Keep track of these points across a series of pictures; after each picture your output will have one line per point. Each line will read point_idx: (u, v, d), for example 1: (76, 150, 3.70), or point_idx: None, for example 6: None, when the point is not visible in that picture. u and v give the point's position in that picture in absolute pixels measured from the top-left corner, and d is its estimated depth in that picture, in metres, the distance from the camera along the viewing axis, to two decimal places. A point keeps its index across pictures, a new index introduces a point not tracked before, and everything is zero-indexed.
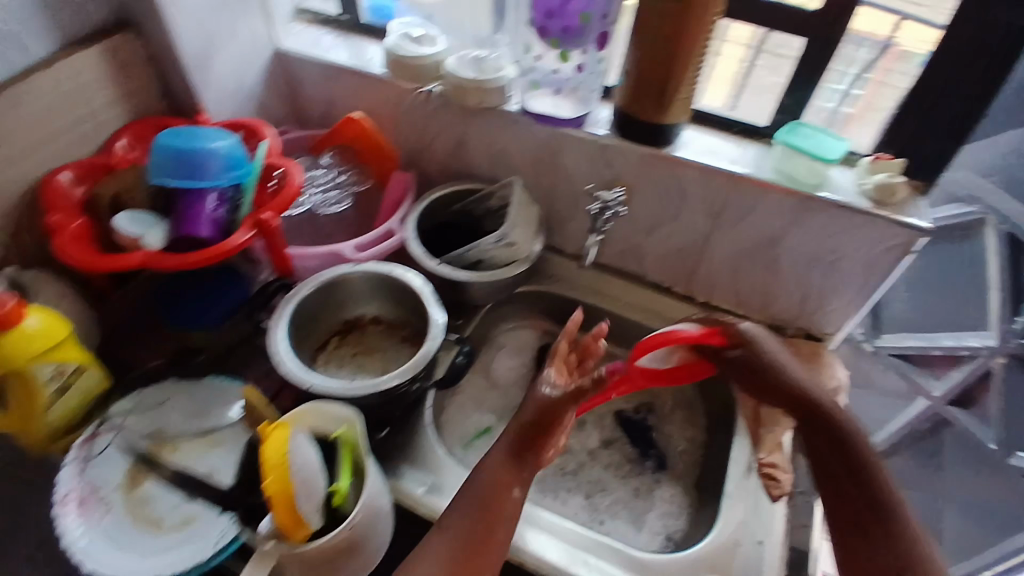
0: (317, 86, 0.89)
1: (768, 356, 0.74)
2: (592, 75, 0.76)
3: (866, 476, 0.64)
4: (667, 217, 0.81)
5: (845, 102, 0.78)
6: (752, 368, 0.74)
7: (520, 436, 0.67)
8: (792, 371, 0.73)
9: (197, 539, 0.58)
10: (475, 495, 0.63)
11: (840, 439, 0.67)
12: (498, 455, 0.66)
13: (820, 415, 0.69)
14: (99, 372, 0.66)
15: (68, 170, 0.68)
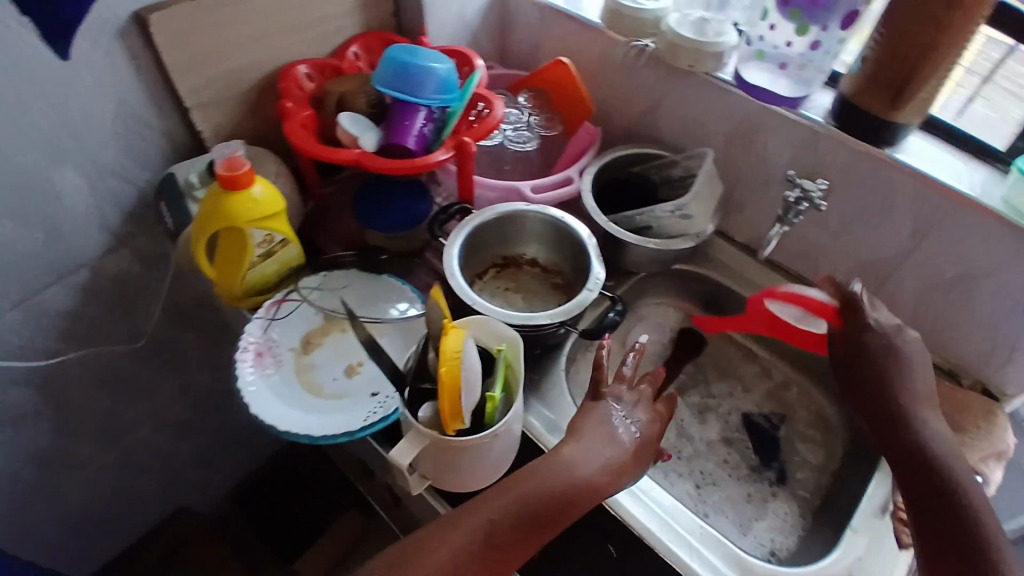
0: (529, 28, 0.93)
1: (886, 362, 0.66)
2: (825, 54, 0.73)
3: (968, 512, 0.55)
4: (862, 224, 0.74)
5: None
6: (877, 374, 0.66)
7: (608, 455, 0.57)
8: (914, 388, 0.64)
9: (349, 412, 0.66)
10: (537, 502, 0.53)
11: (948, 471, 0.58)
12: (582, 464, 0.56)
13: (930, 442, 0.60)
14: (298, 250, 0.74)
15: (305, 65, 0.77)
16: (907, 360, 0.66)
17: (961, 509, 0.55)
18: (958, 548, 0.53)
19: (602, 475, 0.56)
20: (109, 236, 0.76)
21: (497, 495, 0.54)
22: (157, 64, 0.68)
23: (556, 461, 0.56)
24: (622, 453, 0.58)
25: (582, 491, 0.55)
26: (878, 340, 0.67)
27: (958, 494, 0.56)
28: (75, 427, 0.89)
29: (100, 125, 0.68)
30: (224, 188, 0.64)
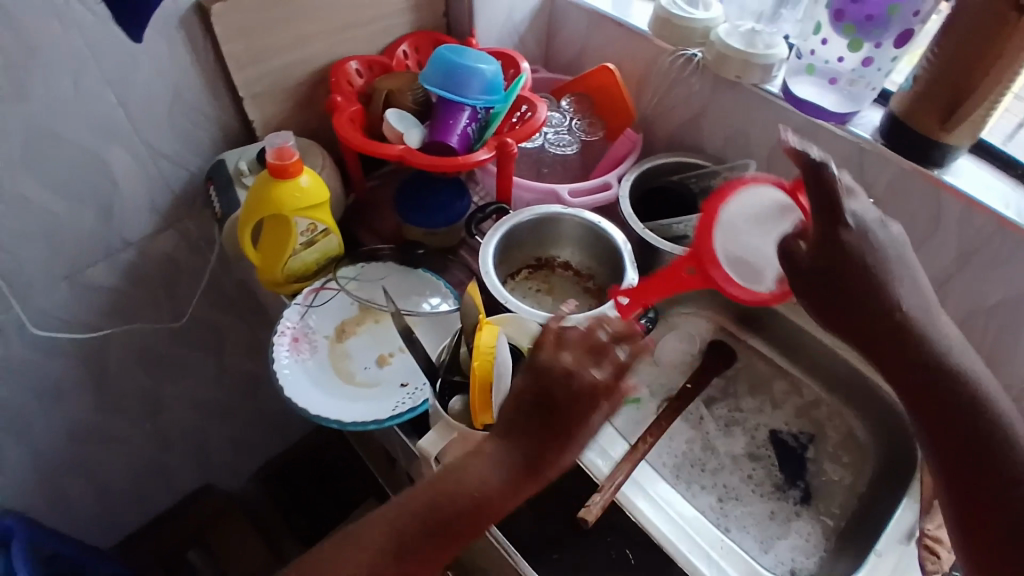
0: (576, 34, 0.94)
1: (872, 266, 0.50)
2: (877, 71, 0.72)
3: (995, 425, 0.48)
4: (905, 244, 0.73)
5: None
6: (872, 286, 0.49)
7: (529, 450, 0.48)
8: (903, 289, 0.50)
9: (380, 401, 0.67)
10: (441, 512, 0.48)
11: (961, 382, 0.49)
12: (487, 474, 0.48)
13: (934, 347, 0.49)
14: (338, 240, 0.76)
15: (357, 61, 0.79)
16: (884, 259, 0.50)
17: (983, 432, 0.48)
18: (993, 481, 0.47)
19: (520, 477, 0.48)
20: (157, 217, 0.79)
21: (398, 518, 0.49)
22: (215, 54, 0.71)
23: (465, 466, 0.49)
24: (547, 444, 0.48)
25: (492, 501, 0.48)
26: (859, 243, 0.50)
27: (979, 410, 0.48)
28: (113, 400, 0.92)
29: (157, 110, 0.71)
30: (272, 176, 0.66)
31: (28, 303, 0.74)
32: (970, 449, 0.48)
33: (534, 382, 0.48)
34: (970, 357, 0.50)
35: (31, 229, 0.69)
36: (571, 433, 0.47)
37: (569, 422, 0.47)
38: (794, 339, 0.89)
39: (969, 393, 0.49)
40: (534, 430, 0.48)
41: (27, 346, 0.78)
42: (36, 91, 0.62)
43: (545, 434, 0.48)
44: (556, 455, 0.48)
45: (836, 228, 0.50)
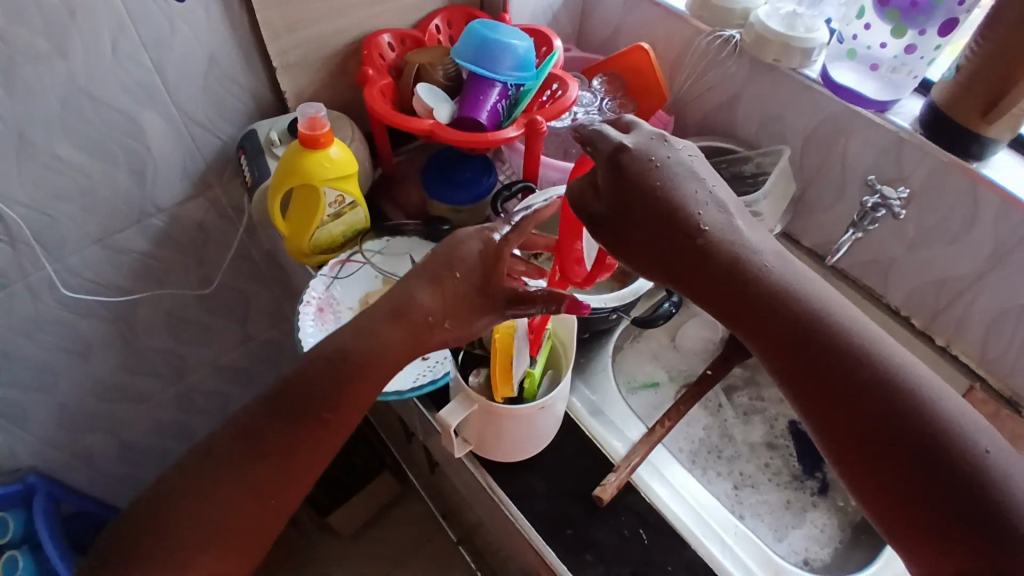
0: (612, 12, 0.92)
1: (670, 199, 0.49)
2: (919, 60, 0.70)
3: (837, 338, 0.43)
4: (938, 238, 0.71)
5: None
6: (667, 219, 0.49)
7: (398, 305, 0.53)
8: (699, 206, 0.49)
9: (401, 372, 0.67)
10: (309, 388, 0.50)
11: (802, 304, 0.45)
12: (354, 340, 0.52)
13: (755, 269, 0.46)
14: (365, 214, 0.76)
15: (389, 34, 0.79)
16: (679, 188, 0.50)
17: (830, 346, 0.43)
18: (879, 421, 0.41)
19: (396, 322, 0.52)
20: (187, 184, 0.80)
21: (271, 408, 0.51)
22: (250, 22, 0.71)
23: (333, 338, 0.52)
24: (421, 286, 0.53)
25: (370, 358, 0.51)
26: (644, 181, 0.50)
27: (839, 345, 0.43)
28: (138, 364, 0.95)
29: (191, 76, 0.71)
30: (303, 146, 0.67)
31: (61, 263, 0.76)
32: (849, 398, 0.42)
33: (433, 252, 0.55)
34: (811, 284, 0.46)
35: (65, 190, 0.71)
36: (449, 272, 0.53)
37: (457, 261, 0.53)
38: None
39: (821, 327, 0.44)
40: (425, 281, 0.53)
41: (58, 306, 0.80)
42: (74, 53, 0.63)
43: (422, 280, 0.53)
44: (426, 291, 0.53)
45: (624, 167, 0.50)
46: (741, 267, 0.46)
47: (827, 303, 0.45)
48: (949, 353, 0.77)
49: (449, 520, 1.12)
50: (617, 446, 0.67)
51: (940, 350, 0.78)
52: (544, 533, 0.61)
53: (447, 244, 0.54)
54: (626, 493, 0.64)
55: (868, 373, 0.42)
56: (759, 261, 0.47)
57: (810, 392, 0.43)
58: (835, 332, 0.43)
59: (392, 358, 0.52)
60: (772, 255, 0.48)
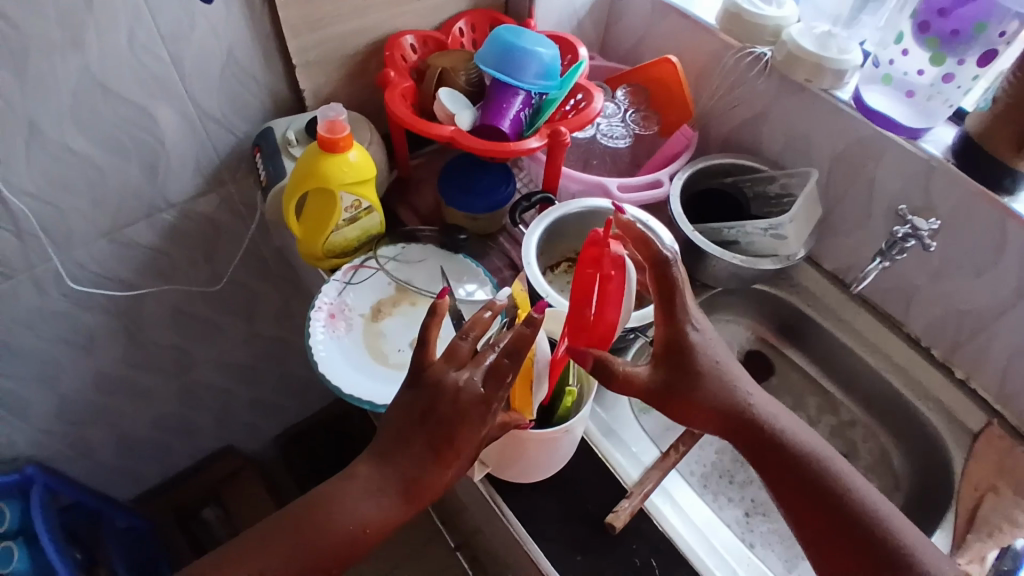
0: (638, 22, 0.91)
1: (720, 365, 0.52)
2: (957, 88, 0.68)
3: (833, 481, 0.49)
4: (963, 270, 0.70)
5: None
6: (718, 386, 0.51)
7: (412, 468, 0.49)
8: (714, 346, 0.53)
9: None
10: (311, 538, 0.47)
11: (803, 451, 0.50)
12: (368, 509, 0.48)
13: (763, 414, 0.52)
14: (381, 219, 0.74)
15: (412, 35, 0.78)
16: (722, 357, 0.53)
17: (831, 487, 0.49)
18: None
19: (405, 500, 0.49)
20: (201, 180, 0.79)
21: (267, 548, 0.47)
22: (271, 18, 0.69)
23: (342, 495, 0.49)
24: (429, 462, 0.49)
25: (377, 530, 0.49)
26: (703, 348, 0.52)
27: (854, 506, 0.48)
28: (142, 358, 0.93)
29: (208, 71, 0.70)
30: (321, 149, 0.65)
31: (68, 257, 0.75)
32: (860, 540, 0.47)
33: (419, 397, 0.49)
34: (820, 445, 0.52)
35: (75, 181, 0.69)
36: (457, 450, 0.48)
37: (464, 439, 0.48)
38: (833, 352, 0.84)
39: (849, 500, 0.49)
40: (431, 452, 0.49)
41: (62, 298, 0.78)
42: (90, 44, 0.61)
43: (430, 456, 0.49)
44: (437, 472, 0.49)
45: (683, 324, 0.52)
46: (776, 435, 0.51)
47: (834, 461, 0.51)
48: (968, 386, 0.76)
49: (449, 527, 1.10)
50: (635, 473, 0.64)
51: (959, 382, 0.77)
52: (551, 556, 0.59)
53: (449, 410, 0.48)
54: (639, 519, 0.62)
55: (896, 555, 0.47)
56: (792, 431, 0.51)
57: (837, 535, 0.48)
58: (848, 490, 0.49)
59: (390, 521, 0.49)
60: (795, 425, 0.53)
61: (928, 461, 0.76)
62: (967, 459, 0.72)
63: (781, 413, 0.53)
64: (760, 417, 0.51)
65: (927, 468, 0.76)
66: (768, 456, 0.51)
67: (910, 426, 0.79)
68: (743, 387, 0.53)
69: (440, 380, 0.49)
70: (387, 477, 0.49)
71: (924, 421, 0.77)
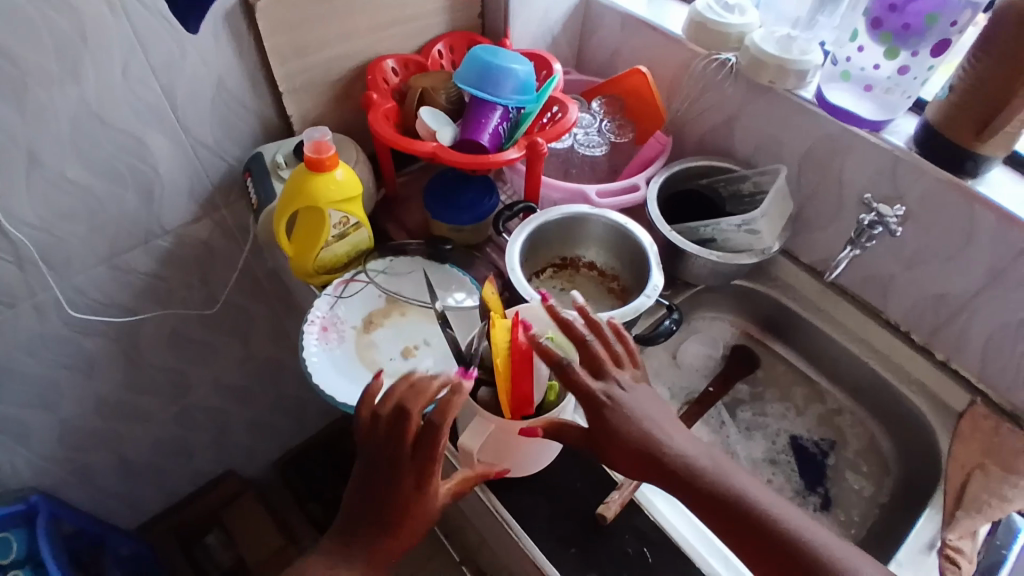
0: (610, 36, 0.95)
1: (637, 419, 0.53)
2: (912, 80, 0.72)
3: (762, 518, 0.49)
4: (934, 254, 0.72)
5: None
6: (638, 440, 0.52)
7: (368, 538, 0.53)
8: (629, 401, 0.53)
9: None
10: None
11: (728, 490, 0.50)
12: None
13: (684, 461, 0.51)
14: (369, 234, 0.77)
15: (393, 59, 0.82)
16: (640, 411, 0.53)
17: (762, 523, 0.48)
18: None
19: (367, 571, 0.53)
20: (195, 205, 0.82)
21: None
22: (258, 47, 0.73)
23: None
24: (383, 532, 0.53)
25: None
26: (617, 409, 0.53)
27: (786, 538, 0.48)
28: (140, 382, 0.95)
29: (199, 100, 0.73)
30: (309, 168, 0.67)
31: (68, 283, 0.77)
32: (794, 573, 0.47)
33: (367, 472, 0.54)
34: (748, 483, 0.51)
35: (72, 208, 0.72)
36: (408, 531, 0.53)
37: (408, 509, 0.53)
38: (816, 344, 0.86)
39: (781, 533, 0.48)
40: (379, 526, 0.53)
41: (62, 324, 0.80)
42: (88, 77, 0.64)
43: (381, 527, 0.53)
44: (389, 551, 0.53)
45: (592, 394, 0.53)
46: (701, 480, 0.51)
47: (764, 497, 0.50)
48: (949, 368, 0.78)
49: (451, 541, 1.10)
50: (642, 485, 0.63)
51: (940, 364, 0.79)
52: (547, 551, 0.61)
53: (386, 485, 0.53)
54: (631, 512, 0.63)
55: None
56: (718, 473, 0.51)
57: (774, 570, 0.48)
58: (779, 524, 0.48)
59: None
60: (730, 467, 0.52)
61: (916, 444, 0.78)
62: (954, 439, 0.74)
63: (707, 454, 0.53)
64: (684, 464, 0.51)
65: (915, 451, 0.78)
66: (699, 501, 0.50)
67: (895, 410, 0.80)
68: (666, 436, 0.53)
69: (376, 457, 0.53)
70: (346, 554, 0.53)
71: (909, 403, 0.78)
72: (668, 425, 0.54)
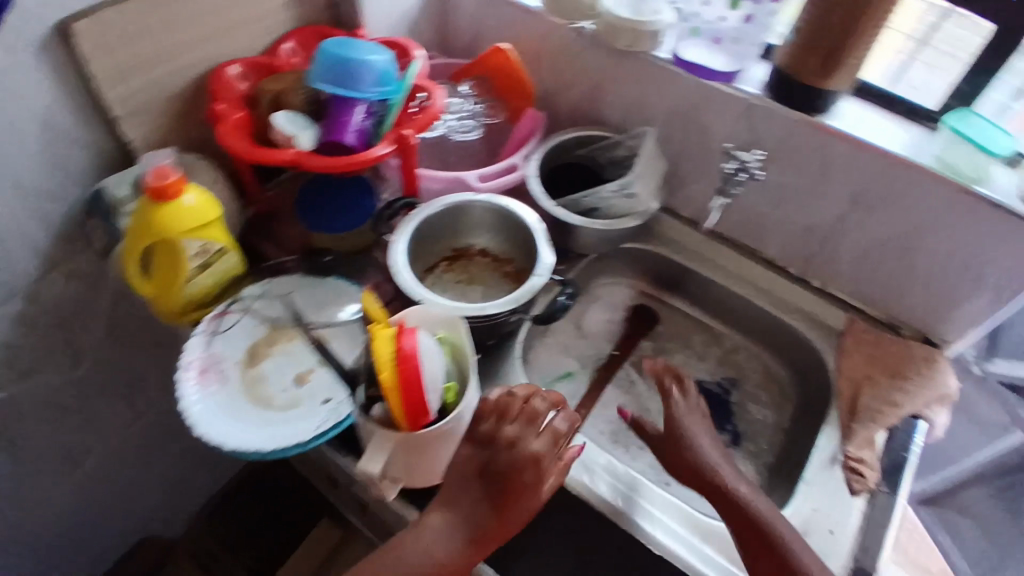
0: (468, 14, 0.92)
1: (696, 441, 0.66)
2: (758, 28, 0.75)
3: (767, 525, 0.60)
4: (799, 191, 0.76)
5: (1003, 114, 0.73)
6: (688, 452, 0.65)
7: (475, 513, 0.56)
8: (688, 424, 0.67)
9: (297, 421, 0.63)
10: None
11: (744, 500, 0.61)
12: (437, 544, 0.55)
13: (714, 474, 0.64)
14: (238, 258, 0.71)
15: (237, 64, 0.75)
16: (700, 435, 0.66)
17: (764, 531, 0.59)
18: None
19: (469, 544, 0.55)
20: (35, 257, 0.72)
21: None
22: (76, 71, 0.65)
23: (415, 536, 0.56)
24: (484, 508, 0.55)
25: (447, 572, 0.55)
26: (686, 426, 0.67)
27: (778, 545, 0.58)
28: (14, 463, 0.84)
29: (17, 140, 0.64)
30: (153, 199, 0.61)
31: None
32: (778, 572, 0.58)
33: (479, 451, 0.57)
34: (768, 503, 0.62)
35: None
36: (505, 525, 0.55)
37: (513, 488, 0.55)
38: (708, 294, 0.89)
39: (774, 541, 0.59)
40: (485, 501, 0.56)
41: None
42: None
43: (486, 504, 0.56)
44: (498, 529, 0.55)
45: (676, 408, 0.68)
46: (725, 492, 0.62)
47: (774, 514, 0.61)
48: (826, 293, 0.84)
49: None
50: (637, 521, 0.66)
51: (816, 290, 0.84)
52: None
53: (501, 463, 0.56)
54: None
55: None
56: (745, 490, 0.62)
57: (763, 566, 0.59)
58: (776, 534, 0.59)
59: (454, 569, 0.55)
60: (757, 490, 0.63)
61: (806, 367, 0.83)
62: (839, 356, 0.79)
63: (742, 477, 0.64)
64: (717, 478, 0.63)
65: (806, 376, 0.83)
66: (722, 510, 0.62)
67: (787, 342, 0.85)
68: (712, 457, 0.65)
69: (490, 435, 0.57)
70: (453, 526, 0.55)
71: (795, 331, 0.83)
72: (721, 452, 0.66)
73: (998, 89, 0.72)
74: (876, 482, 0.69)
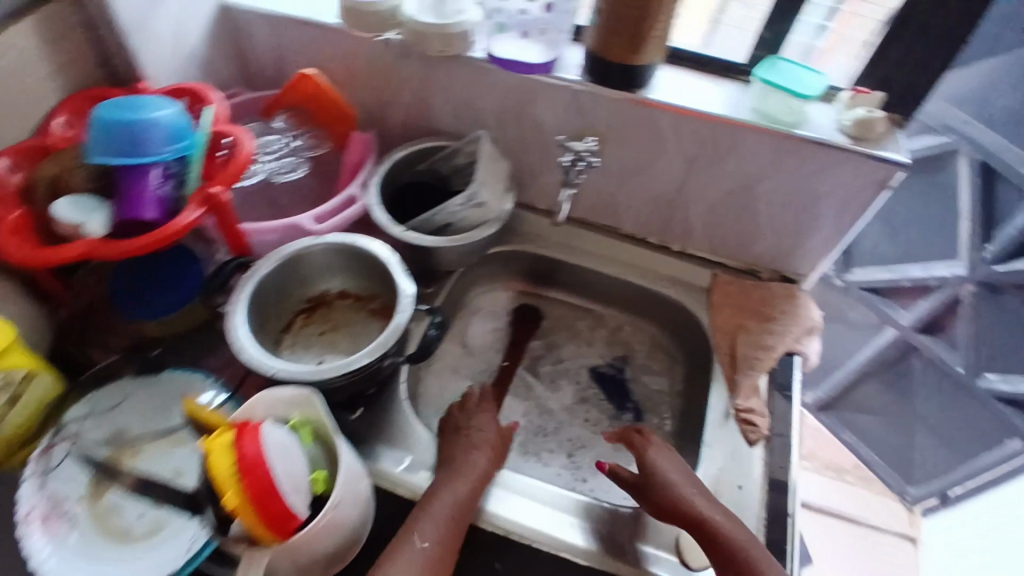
0: (266, 42, 0.84)
1: (662, 473, 0.64)
2: (561, 15, 0.74)
3: (723, 532, 0.59)
4: (641, 165, 0.77)
5: (818, 36, 0.75)
6: (654, 481, 0.64)
7: (472, 445, 0.66)
8: (653, 457, 0.66)
9: (166, 546, 0.55)
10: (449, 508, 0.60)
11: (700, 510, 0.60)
12: (471, 463, 0.64)
13: (676, 494, 0.62)
14: (51, 380, 0.63)
15: (4, 156, 0.63)
16: (668, 468, 0.64)
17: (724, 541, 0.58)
18: None
19: (488, 461, 0.65)
20: None
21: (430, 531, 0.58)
22: None
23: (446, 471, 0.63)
24: (482, 437, 0.67)
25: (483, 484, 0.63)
26: (652, 461, 0.65)
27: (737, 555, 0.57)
28: None
29: None
30: None
31: None
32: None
33: (449, 423, 0.69)
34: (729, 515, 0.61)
35: None
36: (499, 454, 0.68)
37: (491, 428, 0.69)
38: (582, 280, 0.89)
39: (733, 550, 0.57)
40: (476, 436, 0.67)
41: None
42: None
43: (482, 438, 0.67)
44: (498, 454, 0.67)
45: (644, 450, 0.67)
46: (687, 511, 0.61)
47: (732, 524, 0.60)
48: (687, 254, 0.86)
49: None
50: (656, 570, 0.61)
51: (679, 254, 0.87)
52: None
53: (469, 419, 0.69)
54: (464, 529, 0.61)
55: None
56: (704, 507, 0.61)
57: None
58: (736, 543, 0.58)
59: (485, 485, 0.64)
60: (719, 506, 0.61)
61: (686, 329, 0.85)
62: (712, 312, 0.82)
63: (704, 493, 0.63)
64: (681, 502, 0.61)
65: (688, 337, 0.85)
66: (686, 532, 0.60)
67: (665, 309, 0.86)
68: (674, 481, 0.63)
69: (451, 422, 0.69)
70: (469, 449, 0.65)
71: (668, 298, 0.85)
72: (686, 481, 0.64)
73: (801, 30, 0.75)
74: (768, 426, 0.71)
